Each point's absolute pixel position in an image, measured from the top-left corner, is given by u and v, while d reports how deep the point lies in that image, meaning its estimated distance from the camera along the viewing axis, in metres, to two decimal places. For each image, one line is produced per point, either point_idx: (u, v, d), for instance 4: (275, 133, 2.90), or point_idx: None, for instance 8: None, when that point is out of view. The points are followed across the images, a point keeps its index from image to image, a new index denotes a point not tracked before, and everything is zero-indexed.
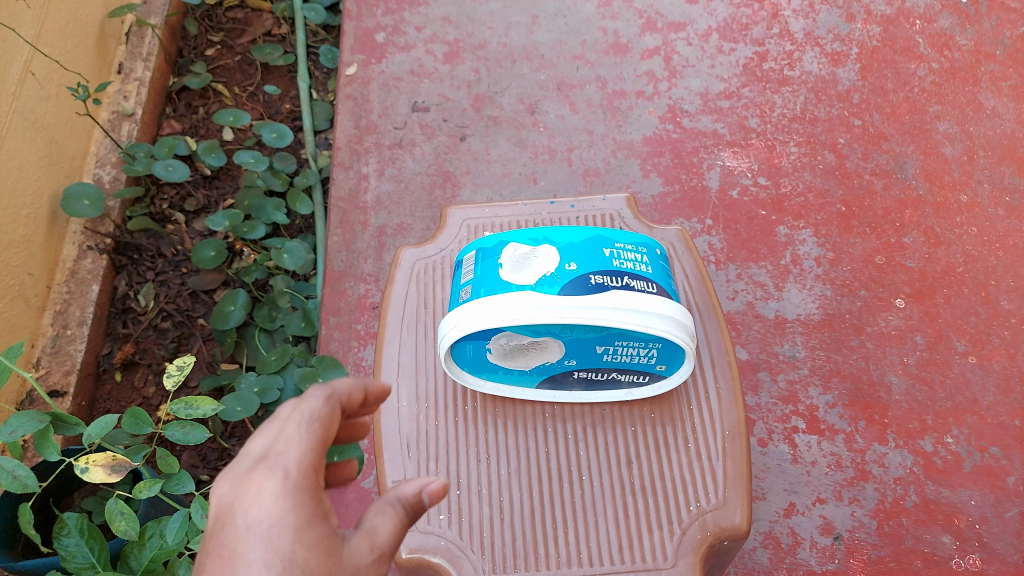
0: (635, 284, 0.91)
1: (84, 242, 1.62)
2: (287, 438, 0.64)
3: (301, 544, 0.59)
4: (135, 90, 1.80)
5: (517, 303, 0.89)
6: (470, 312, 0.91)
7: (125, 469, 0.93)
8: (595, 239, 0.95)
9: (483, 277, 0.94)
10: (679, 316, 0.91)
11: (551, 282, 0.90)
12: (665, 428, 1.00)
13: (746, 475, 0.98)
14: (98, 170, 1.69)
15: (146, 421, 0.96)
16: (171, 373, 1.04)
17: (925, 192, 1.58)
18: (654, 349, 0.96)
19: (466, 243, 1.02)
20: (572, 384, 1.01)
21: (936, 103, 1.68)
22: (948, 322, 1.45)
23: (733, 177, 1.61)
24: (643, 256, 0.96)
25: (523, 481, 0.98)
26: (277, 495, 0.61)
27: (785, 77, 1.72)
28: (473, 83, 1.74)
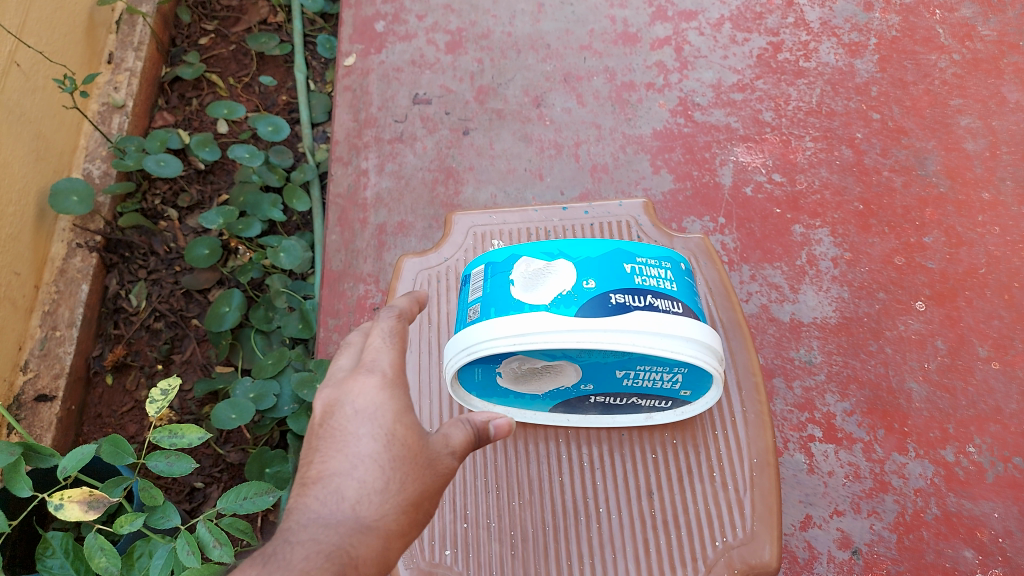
0: (659, 303, 0.86)
1: (73, 240, 1.56)
2: (374, 348, 0.79)
3: (398, 425, 0.73)
4: (126, 81, 1.74)
5: (531, 325, 0.84)
6: (482, 333, 0.86)
7: (102, 505, 0.90)
8: (615, 253, 0.90)
9: (493, 295, 0.89)
10: (705, 338, 0.86)
11: (568, 301, 0.85)
12: (689, 456, 0.99)
13: (776, 509, 0.95)
14: (88, 165, 1.63)
15: (126, 450, 0.95)
16: (154, 399, 1.02)
17: (946, 189, 1.52)
18: (679, 373, 0.91)
19: (476, 256, 0.97)
20: (588, 408, 0.99)
21: (958, 96, 1.62)
22: (971, 326, 1.39)
23: (747, 173, 1.55)
24: (667, 271, 0.91)
25: (536, 513, 0.97)
26: (375, 390, 0.75)
27: (801, 68, 1.66)
28: (477, 74, 1.68)
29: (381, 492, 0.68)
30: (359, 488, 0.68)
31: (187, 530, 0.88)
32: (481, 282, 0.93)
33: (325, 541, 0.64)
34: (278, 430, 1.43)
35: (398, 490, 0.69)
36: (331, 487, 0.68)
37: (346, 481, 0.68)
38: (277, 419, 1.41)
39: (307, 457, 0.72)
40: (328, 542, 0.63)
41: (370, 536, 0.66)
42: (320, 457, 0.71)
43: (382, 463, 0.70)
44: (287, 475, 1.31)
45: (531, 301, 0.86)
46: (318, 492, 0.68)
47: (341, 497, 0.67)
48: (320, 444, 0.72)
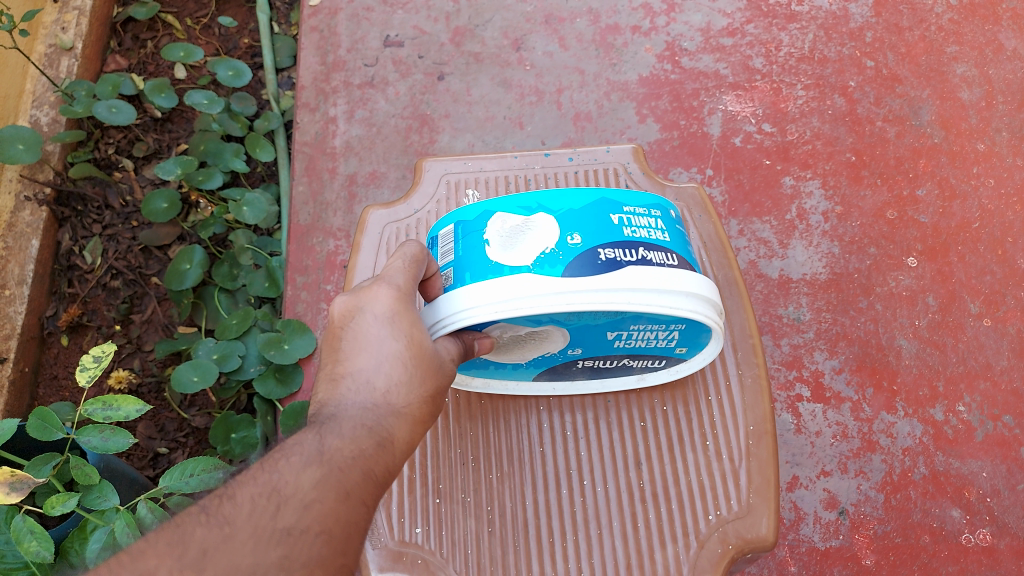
0: (652, 257, 0.79)
1: (21, 193, 1.47)
2: (393, 259, 0.78)
3: (417, 326, 0.73)
4: (75, 21, 1.62)
5: (513, 289, 0.77)
6: (458, 300, 0.78)
7: (26, 488, 0.85)
8: (601, 203, 0.83)
9: (467, 258, 0.82)
10: (705, 291, 0.80)
11: (553, 261, 0.78)
12: (681, 424, 0.94)
13: (774, 480, 0.91)
14: (35, 111, 1.53)
15: (56, 424, 0.88)
16: (85, 366, 0.96)
17: (941, 140, 1.46)
18: (676, 332, 0.85)
19: (443, 215, 0.90)
20: (576, 374, 0.95)
21: (954, 43, 1.55)
22: (962, 282, 1.35)
23: (736, 123, 1.48)
24: (657, 220, 0.85)
25: (515, 488, 0.93)
26: (391, 301, 0.74)
27: (793, 12, 1.58)
28: (452, 15, 1.58)
29: (404, 384, 0.71)
30: (386, 379, 0.71)
31: (127, 511, 0.85)
32: (452, 242, 0.86)
33: (364, 418, 0.69)
34: (246, 394, 1.37)
35: (420, 383, 0.71)
36: (361, 379, 0.71)
37: (374, 374, 0.71)
38: (244, 380, 1.35)
39: (332, 356, 0.74)
40: (367, 421, 0.69)
41: (400, 420, 0.70)
42: (345, 356, 0.73)
43: (403, 357, 0.72)
44: (255, 439, 1.25)
45: (510, 263, 0.79)
46: (350, 385, 0.71)
47: (371, 387, 0.71)
48: (343, 346, 0.74)
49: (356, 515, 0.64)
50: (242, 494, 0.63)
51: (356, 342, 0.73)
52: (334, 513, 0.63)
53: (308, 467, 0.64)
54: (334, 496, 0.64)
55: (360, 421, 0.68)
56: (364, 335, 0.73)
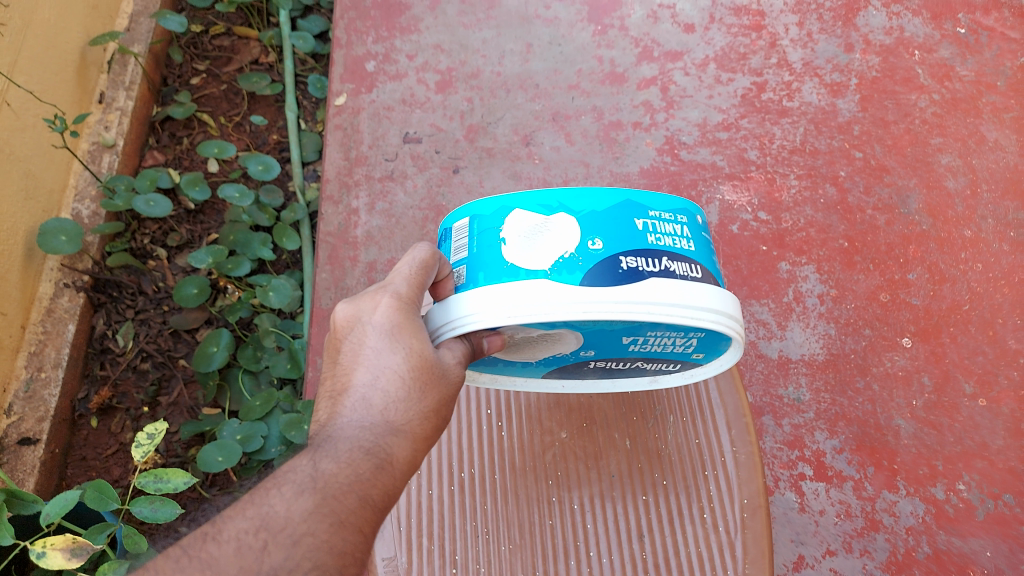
0: (675, 268, 0.84)
1: (60, 280, 1.55)
2: (401, 264, 0.86)
3: (413, 340, 0.82)
4: (117, 121, 1.74)
5: (533, 293, 0.80)
6: (477, 299, 0.83)
7: (83, 553, 1.01)
8: (626, 206, 0.87)
9: (482, 258, 0.86)
10: (722, 307, 0.85)
11: (573, 265, 0.82)
12: (679, 499, 0.99)
13: (769, 552, 0.95)
14: (77, 205, 1.63)
15: (110, 496, 1.06)
16: (140, 443, 1.15)
17: (929, 227, 1.54)
18: (694, 339, 0.89)
19: (458, 207, 0.93)
20: (587, 374, 0.99)
21: (938, 135, 1.65)
22: (955, 363, 1.40)
23: (733, 212, 1.57)
24: (682, 227, 0.89)
25: (526, 558, 0.97)
26: (388, 311, 0.83)
27: (785, 107, 1.69)
28: (466, 113, 1.70)
29: (403, 401, 0.81)
30: (384, 397, 0.81)
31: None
32: (467, 238, 0.89)
33: (362, 440, 0.78)
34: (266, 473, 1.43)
35: (420, 399, 0.81)
36: (359, 397, 0.81)
37: (371, 390, 0.81)
38: (264, 461, 1.41)
39: (336, 369, 0.85)
40: (364, 442, 0.78)
41: (398, 438, 0.80)
42: (346, 370, 0.84)
43: (401, 373, 0.81)
44: None
45: (527, 263, 0.82)
46: (348, 403, 0.81)
47: (369, 404, 0.80)
48: (344, 357, 0.84)
49: (349, 545, 0.73)
50: (226, 532, 0.70)
51: (356, 355, 0.83)
52: (325, 545, 0.71)
53: (302, 494, 0.73)
54: (327, 528, 0.72)
55: (358, 444, 0.78)
56: (363, 348, 0.83)
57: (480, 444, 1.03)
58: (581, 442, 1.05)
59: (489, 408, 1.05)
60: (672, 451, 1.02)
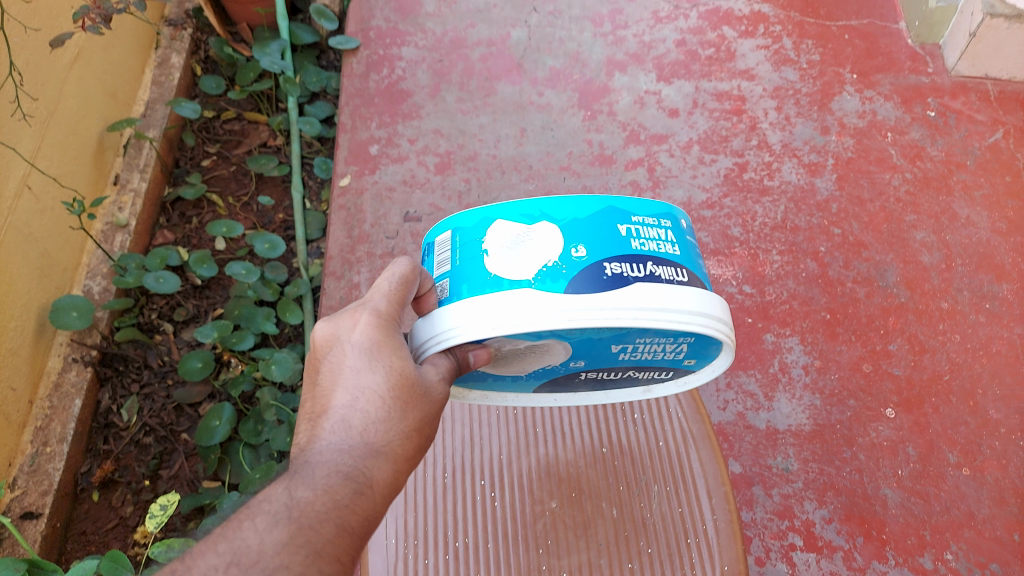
0: (660, 273, 0.86)
1: (69, 355, 1.60)
2: (380, 282, 0.88)
3: (394, 357, 0.83)
4: (131, 202, 1.82)
5: (519, 303, 0.82)
6: (462, 310, 0.84)
7: None
8: (608, 213, 0.89)
9: (466, 271, 0.88)
10: (709, 310, 0.86)
11: (557, 274, 0.84)
12: (664, 566, 1.02)
13: None
14: (89, 282, 1.70)
15: (124, 565, 1.13)
16: (155, 514, 1.21)
17: (907, 300, 1.60)
18: (685, 345, 0.92)
19: (441, 221, 0.97)
20: (580, 386, 1.05)
21: (912, 212, 1.73)
22: (939, 433, 1.44)
23: (719, 285, 1.63)
24: (665, 232, 0.91)
25: None
26: (369, 328, 0.84)
27: (765, 186, 1.78)
28: (463, 194, 1.78)
29: (383, 421, 0.81)
30: (364, 418, 0.81)
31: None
32: (450, 251, 0.92)
33: (341, 464, 0.77)
34: None
35: (400, 418, 0.81)
36: (338, 418, 0.80)
37: (351, 411, 0.81)
38: None
39: (316, 391, 0.84)
40: (342, 467, 0.77)
41: (380, 460, 0.79)
42: (325, 392, 0.83)
43: (382, 394, 0.81)
44: None
45: (512, 272, 0.84)
46: (328, 424, 0.80)
47: (348, 426, 0.80)
48: (325, 378, 0.84)
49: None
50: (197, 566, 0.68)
51: (336, 376, 0.83)
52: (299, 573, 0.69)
53: (277, 524, 0.71)
54: (302, 558, 0.69)
55: (336, 468, 0.76)
56: (343, 368, 0.83)
57: (474, 515, 1.06)
58: (570, 511, 1.08)
59: (483, 480, 1.10)
60: (655, 521, 1.06)
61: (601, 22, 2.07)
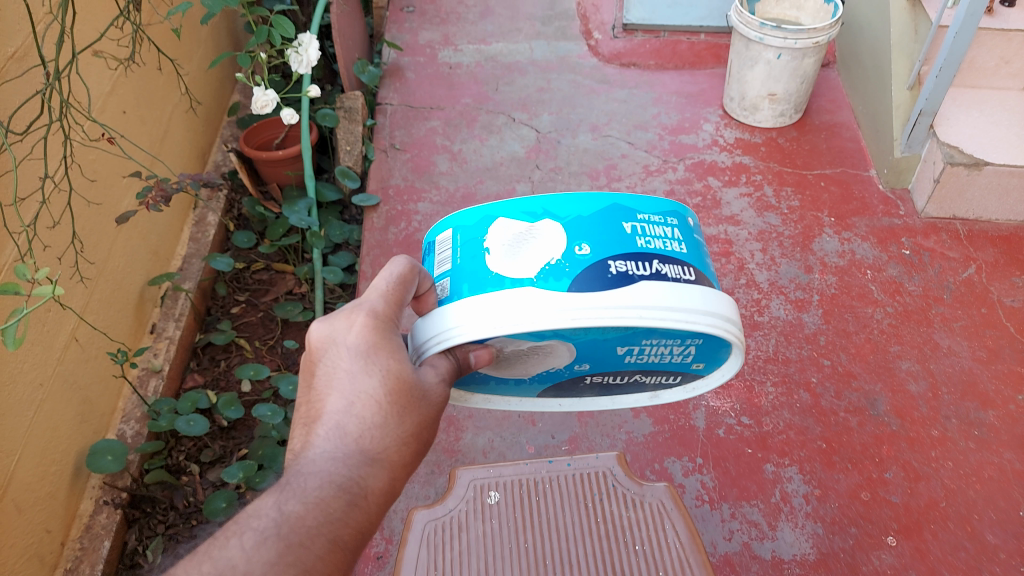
0: (667, 271, 0.95)
1: (100, 496, 1.68)
2: (378, 279, 0.94)
3: (390, 359, 0.90)
4: (165, 347, 1.96)
5: (525, 300, 0.90)
6: (464, 310, 0.92)
7: None
8: (613, 212, 1.01)
9: (467, 271, 0.97)
10: (717, 313, 0.95)
11: (560, 272, 0.92)
12: None
13: None
14: (123, 425, 1.80)
15: None
16: None
17: (898, 428, 1.68)
18: (692, 347, 1.02)
19: (442, 221, 1.08)
20: (585, 391, 1.16)
21: (896, 343, 1.84)
22: (940, 559, 1.48)
23: (718, 416, 1.72)
24: (670, 234, 1.01)
25: None
26: (365, 329, 0.90)
27: (756, 321, 1.91)
28: None
29: (379, 427, 0.87)
30: (359, 423, 0.87)
31: None
32: (451, 250, 1.02)
33: (335, 474, 0.83)
34: None
35: (396, 424, 0.88)
36: (332, 424, 0.86)
37: (345, 417, 0.87)
38: None
39: (310, 395, 0.90)
40: (337, 479, 0.83)
41: (375, 469, 0.86)
42: (319, 396, 0.89)
43: (378, 399, 0.87)
44: None
45: (514, 272, 0.93)
46: (322, 430, 0.86)
47: (343, 431, 0.86)
48: (319, 381, 0.89)
49: None
50: None
51: (330, 380, 0.89)
52: None
53: (266, 540, 0.78)
54: None
55: (330, 480, 0.83)
56: (337, 372, 0.89)
57: None
58: None
59: None
60: None
61: (597, 176, 2.29)
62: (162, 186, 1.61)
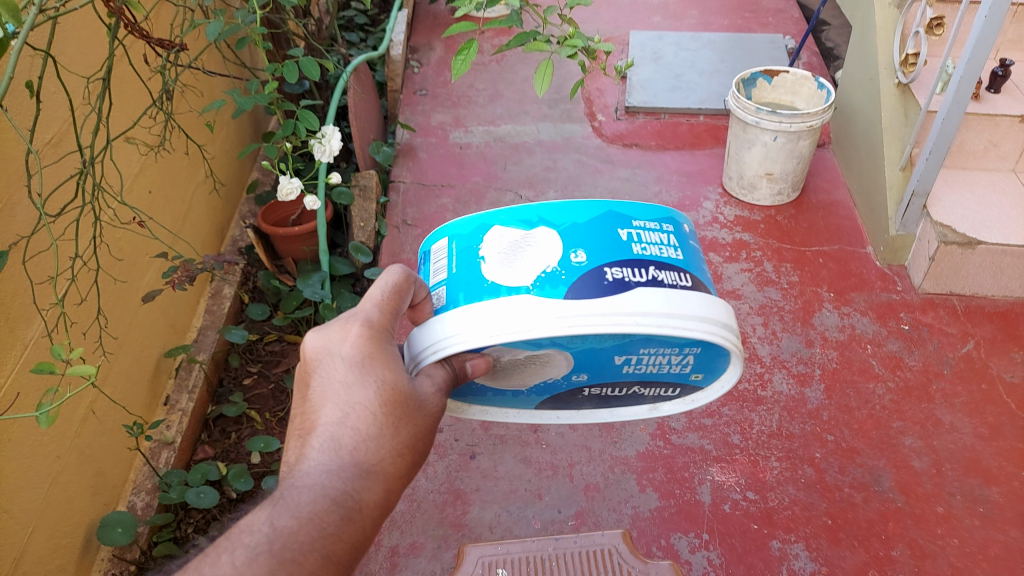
0: (664, 278, 0.97)
1: (109, 569, 1.67)
2: (373, 289, 0.97)
3: (385, 370, 0.91)
4: (178, 419, 1.98)
5: (522, 307, 0.93)
6: (461, 318, 0.95)
7: None
8: (608, 218, 1.04)
9: (463, 280, 1.01)
10: (715, 320, 0.97)
11: (556, 280, 0.96)
12: None
13: None
14: (133, 497, 1.82)
15: None
16: None
17: (903, 504, 1.69)
18: (691, 357, 1.04)
19: (437, 229, 1.12)
20: (583, 403, 1.19)
21: (898, 419, 1.87)
22: None
23: (723, 491, 1.73)
24: (666, 241, 1.04)
25: None
26: (360, 337, 0.92)
27: (760, 395, 1.94)
28: None
29: (374, 438, 0.89)
30: (354, 435, 0.88)
31: None
32: (446, 260, 1.06)
33: (329, 488, 0.85)
34: None
35: (391, 435, 0.89)
36: (327, 436, 0.88)
37: (340, 429, 0.88)
38: None
39: (305, 407, 0.92)
40: (331, 493, 0.84)
41: (369, 482, 0.88)
42: (313, 408, 0.91)
43: (372, 410, 0.89)
44: None
45: (510, 280, 0.97)
46: (316, 442, 0.88)
47: (337, 443, 0.88)
48: (314, 392, 0.91)
49: None
50: None
51: (325, 390, 0.90)
52: None
53: (258, 556, 0.78)
54: None
55: (324, 493, 0.84)
56: (333, 381, 0.91)
57: None
58: None
59: None
60: None
61: None
62: (189, 269, 1.75)
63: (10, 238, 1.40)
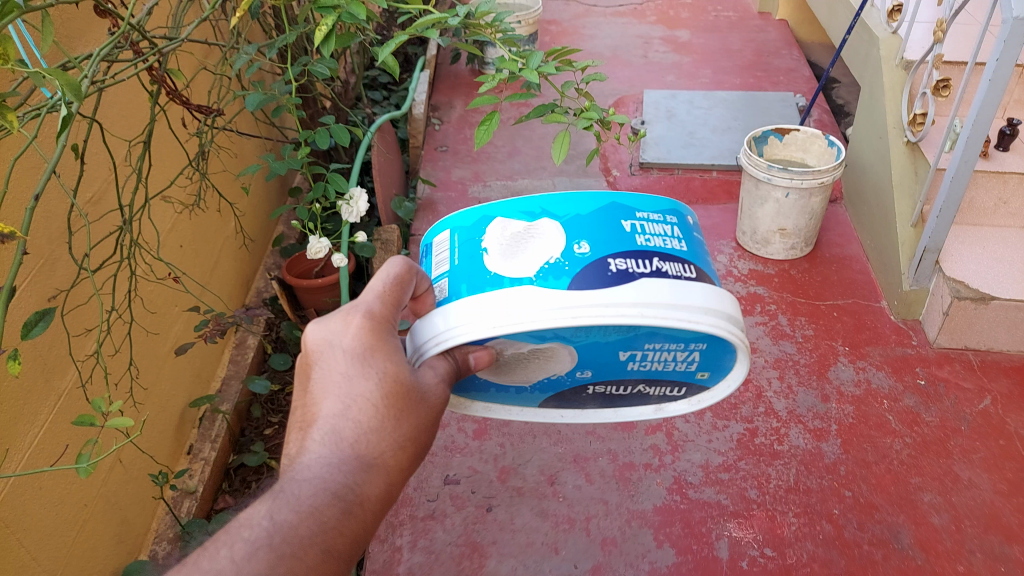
0: (668, 269, 1.01)
1: None
2: (374, 280, 0.97)
3: (386, 362, 0.93)
4: (200, 469, 2.01)
5: (526, 297, 0.96)
6: (466, 309, 0.99)
7: None
8: (613, 210, 1.07)
9: (467, 272, 1.03)
10: (719, 312, 1.00)
11: (560, 270, 0.99)
12: None
13: None
14: (155, 546, 1.84)
15: None
16: None
17: (923, 562, 1.68)
18: (697, 353, 1.09)
19: (441, 222, 1.16)
20: (587, 402, 1.22)
21: (917, 474, 1.86)
22: None
23: (741, 547, 1.73)
24: (670, 234, 1.07)
25: None
26: (361, 328, 0.94)
27: (776, 450, 1.94)
28: (500, 456, 1.96)
29: (375, 431, 0.90)
30: (355, 427, 0.89)
31: None
32: (448, 251, 1.09)
33: (330, 481, 0.85)
34: None
35: (393, 427, 0.90)
36: (328, 429, 0.89)
37: (340, 421, 0.89)
38: None
39: (306, 399, 0.93)
40: (332, 486, 0.85)
41: (371, 473, 0.88)
42: (314, 400, 0.92)
43: (374, 402, 0.90)
44: None
45: (513, 271, 1.00)
46: (317, 435, 0.89)
47: (338, 436, 0.89)
48: (315, 383, 0.93)
49: None
50: None
51: (327, 382, 0.92)
52: None
53: (258, 550, 0.77)
54: None
55: (324, 486, 0.84)
56: (335, 371, 0.92)
57: None
58: None
59: None
60: None
61: None
62: (219, 321, 1.86)
63: (51, 291, 1.46)
